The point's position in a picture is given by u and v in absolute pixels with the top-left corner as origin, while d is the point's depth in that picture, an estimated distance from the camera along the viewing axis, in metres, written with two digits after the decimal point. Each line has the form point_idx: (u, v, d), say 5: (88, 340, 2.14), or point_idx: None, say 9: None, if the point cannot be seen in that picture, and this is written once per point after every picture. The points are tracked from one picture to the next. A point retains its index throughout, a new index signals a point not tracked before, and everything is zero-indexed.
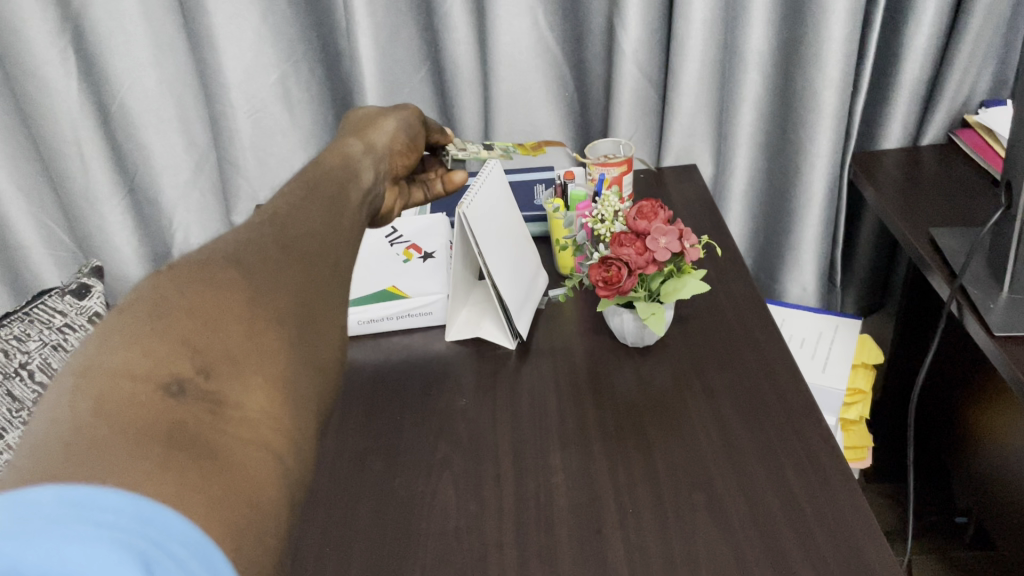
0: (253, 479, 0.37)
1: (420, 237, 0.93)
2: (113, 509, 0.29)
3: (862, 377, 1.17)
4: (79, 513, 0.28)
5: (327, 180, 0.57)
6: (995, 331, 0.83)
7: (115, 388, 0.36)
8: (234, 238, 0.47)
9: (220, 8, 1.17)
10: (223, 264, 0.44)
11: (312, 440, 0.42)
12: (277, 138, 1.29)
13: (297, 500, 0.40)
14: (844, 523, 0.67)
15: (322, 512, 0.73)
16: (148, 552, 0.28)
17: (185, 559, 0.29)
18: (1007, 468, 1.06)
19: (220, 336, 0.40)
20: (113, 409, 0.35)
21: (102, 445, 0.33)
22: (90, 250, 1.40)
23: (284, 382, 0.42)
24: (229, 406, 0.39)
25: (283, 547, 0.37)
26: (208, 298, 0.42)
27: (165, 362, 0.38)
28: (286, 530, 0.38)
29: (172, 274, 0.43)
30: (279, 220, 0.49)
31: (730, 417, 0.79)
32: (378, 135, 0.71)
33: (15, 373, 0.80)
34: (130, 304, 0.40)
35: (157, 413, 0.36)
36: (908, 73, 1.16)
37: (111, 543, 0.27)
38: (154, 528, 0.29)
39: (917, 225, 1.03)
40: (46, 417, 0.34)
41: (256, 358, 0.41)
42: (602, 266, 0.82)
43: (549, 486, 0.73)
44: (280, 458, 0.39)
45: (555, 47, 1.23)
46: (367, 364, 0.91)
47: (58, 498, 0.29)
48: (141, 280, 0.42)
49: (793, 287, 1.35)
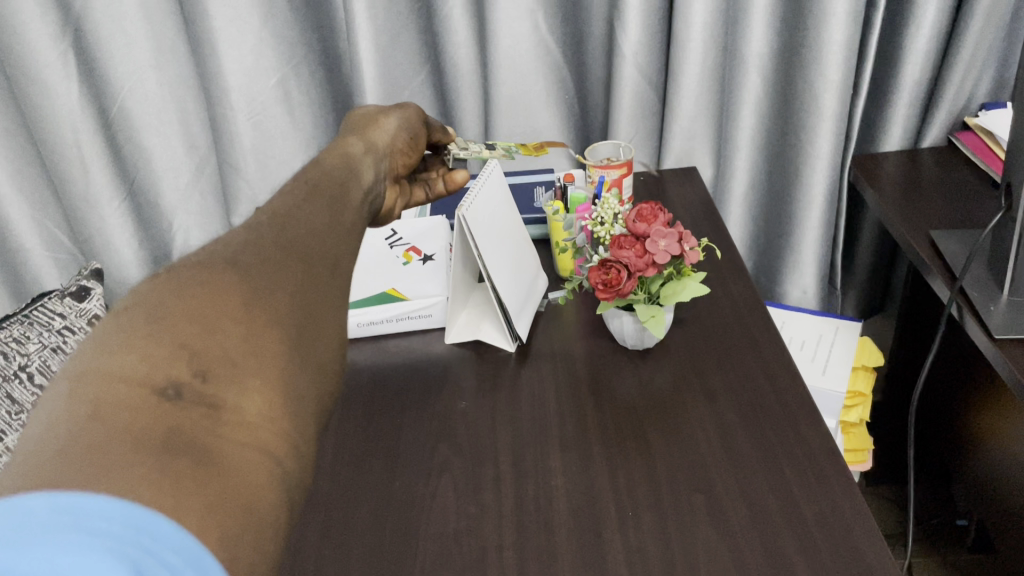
0: (252, 483, 0.37)
1: (419, 239, 0.94)
2: (107, 516, 0.29)
3: (863, 380, 1.17)
4: (72, 520, 0.28)
5: (327, 179, 0.57)
6: (995, 334, 0.83)
7: (112, 393, 0.36)
8: (233, 241, 0.47)
9: (220, 11, 1.17)
10: (221, 268, 0.44)
11: (311, 443, 0.42)
12: (277, 141, 1.29)
13: (296, 504, 0.40)
14: (844, 526, 0.67)
15: (321, 515, 0.73)
16: (139, 559, 0.28)
17: (176, 566, 0.28)
18: (1008, 471, 1.06)
19: (219, 339, 0.40)
20: (109, 414, 0.35)
21: (99, 450, 0.33)
22: (90, 252, 1.40)
23: (283, 384, 0.41)
24: (227, 409, 0.39)
25: (282, 551, 0.37)
26: (206, 301, 0.42)
27: (162, 367, 0.38)
28: (285, 533, 0.38)
29: (170, 278, 0.43)
30: (278, 220, 0.49)
31: (730, 420, 0.79)
32: (379, 134, 0.71)
33: (15, 376, 0.80)
34: (127, 309, 0.40)
35: (154, 417, 0.36)
36: (908, 75, 1.16)
37: (102, 551, 0.27)
38: (147, 536, 0.29)
39: (918, 227, 1.03)
40: (41, 424, 0.34)
41: (255, 361, 0.41)
42: (601, 268, 0.82)
43: (549, 489, 0.73)
44: (278, 461, 0.39)
45: (555, 50, 1.23)
46: (367, 366, 0.91)
47: (51, 505, 0.29)
48: (139, 284, 0.42)
49: (793, 289, 1.35)
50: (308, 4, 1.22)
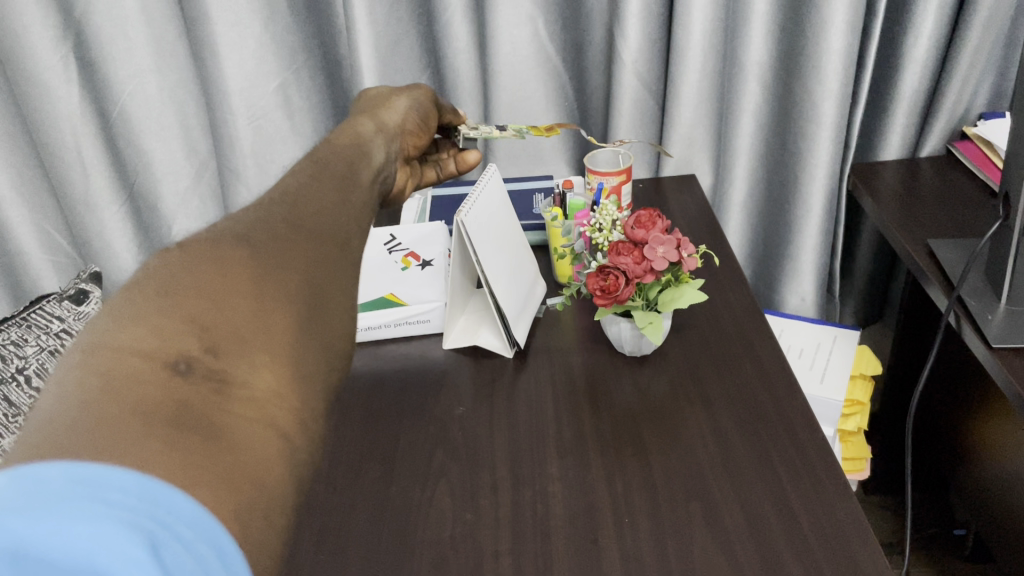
0: (260, 460, 0.37)
1: (420, 245, 0.93)
2: (120, 487, 0.29)
3: (861, 388, 1.17)
4: (86, 491, 0.28)
5: (337, 159, 0.58)
6: (994, 342, 0.83)
7: (122, 366, 0.36)
8: (244, 218, 0.48)
9: (221, 16, 1.16)
10: (230, 245, 0.44)
11: (321, 421, 0.42)
12: (277, 146, 1.29)
13: (305, 480, 0.40)
14: (841, 534, 0.67)
15: (317, 519, 0.72)
16: (155, 532, 0.28)
17: (192, 542, 0.29)
18: (1006, 481, 1.05)
19: (228, 314, 0.41)
20: (120, 387, 0.35)
21: (108, 423, 0.33)
22: (90, 256, 1.41)
23: (292, 362, 0.42)
24: (235, 385, 0.38)
25: (290, 528, 0.37)
26: (217, 278, 0.42)
27: (173, 340, 0.38)
28: (294, 510, 0.38)
29: (180, 255, 0.43)
30: (289, 198, 0.51)
31: (726, 426, 0.79)
32: (390, 113, 0.71)
33: (13, 379, 0.80)
34: (139, 283, 0.40)
35: (164, 391, 0.36)
36: (907, 85, 1.16)
37: (118, 523, 0.27)
38: (162, 509, 0.29)
39: (916, 235, 1.04)
40: (52, 393, 0.34)
41: (264, 337, 0.41)
42: (600, 274, 0.82)
43: (546, 496, 0.73)
44: (287, 438, 0.39)
45: (555, 57, 1.23)
46: (365, 371, 0.91)
47: (65, 474, 0.28)
48: (149, 260, 0.43)
49: (793, 297, 1.36)
50: (308, 8, 1.22)
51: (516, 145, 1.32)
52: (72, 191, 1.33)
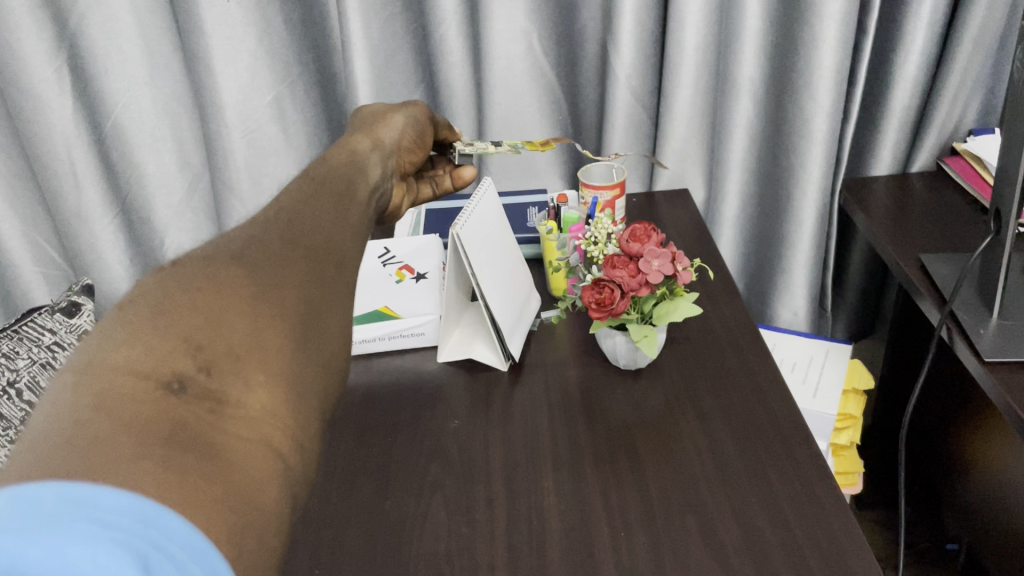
0: (255, 481, 0.37)
1: (414, 257, 0.92)
2: (113, 508, 0.28)
3: (853, 403, 1.18)
4: (80, 512, 0.28)
5: (335, 176, 0.58)
6: (986, 356, 0.84)
7: (117, 385, 0.35)
8: (239, 236, 0.47)
9: (215, 30, 1.16)
10: (226, 263, 0.44)
11: (315, 440, 0.42)
12: (271, 159, 1.29)
13: (298, 499, 0.40)
14: (837, 549, 0.67)
15: (311, 535, 0.72)
16: (147, 555, 0.27)
17: (185, 564, 0.28)
18: (999, 496, 1.05)
19: (223, 333, 0.40)
20: (113, 406, 0.34)
21: (102, 442, 0.32)
22: (81, 267, 1.40)
23: (288, 380, 0.41)
24: (230, 405, 0.38)
25: (285, 548, 0.37)
26: (213, 295, 0.42)
27: (168, 360, 0.38)
28: (288, 530, 0.37)
29: (174, 273, 0.43)
30: (286, 215, 0.51)
31: (722, 440, 0.79)
32: (387, 130, 0.72)
33: (4, 392, 0.79)
34: (132, 302, 0.40)
35: (158, 410, 0.35)
36: (896, 102, 1.18)
37: (112, 546, 0.27)
38: (156, 530, 0.29)
39: (908, 250, 1.05)
40: (45, 413, 0.33)
41: (260, 356, 0.41)
42: (595, 288, 0.82)
43: (541, 510, 0.72)
44: (280, 456, 0.39)
45: (550, 72, 1.24)
46: (359, 384, 0.90)
47: (59, 496, 0.28)
48: (143, 278, 0.42)
49: (784, 312, 1.37)
50: (305, 23, 1.22)
51: (510, 159, 1.33)
52: (64, 204, 1.32)
